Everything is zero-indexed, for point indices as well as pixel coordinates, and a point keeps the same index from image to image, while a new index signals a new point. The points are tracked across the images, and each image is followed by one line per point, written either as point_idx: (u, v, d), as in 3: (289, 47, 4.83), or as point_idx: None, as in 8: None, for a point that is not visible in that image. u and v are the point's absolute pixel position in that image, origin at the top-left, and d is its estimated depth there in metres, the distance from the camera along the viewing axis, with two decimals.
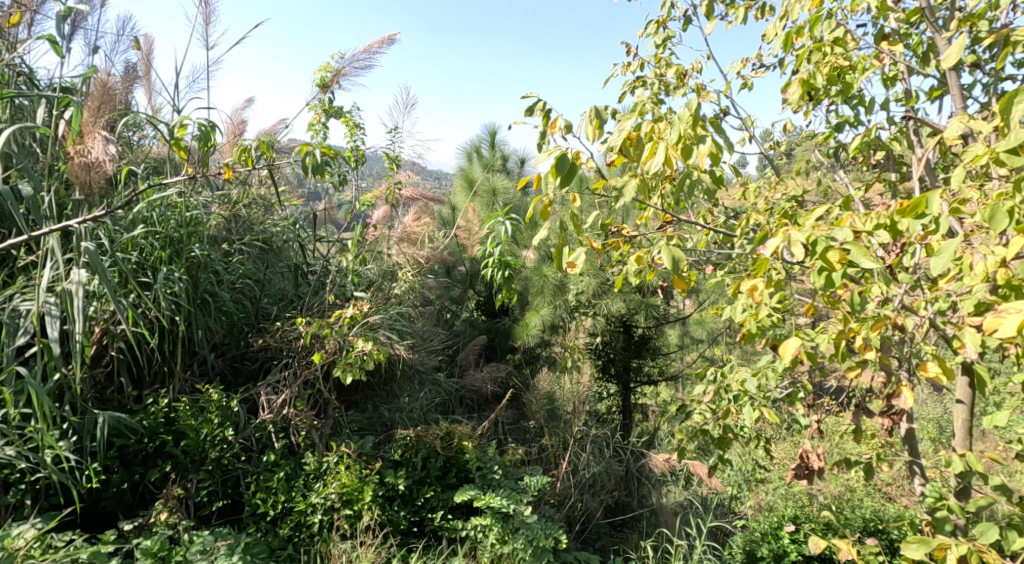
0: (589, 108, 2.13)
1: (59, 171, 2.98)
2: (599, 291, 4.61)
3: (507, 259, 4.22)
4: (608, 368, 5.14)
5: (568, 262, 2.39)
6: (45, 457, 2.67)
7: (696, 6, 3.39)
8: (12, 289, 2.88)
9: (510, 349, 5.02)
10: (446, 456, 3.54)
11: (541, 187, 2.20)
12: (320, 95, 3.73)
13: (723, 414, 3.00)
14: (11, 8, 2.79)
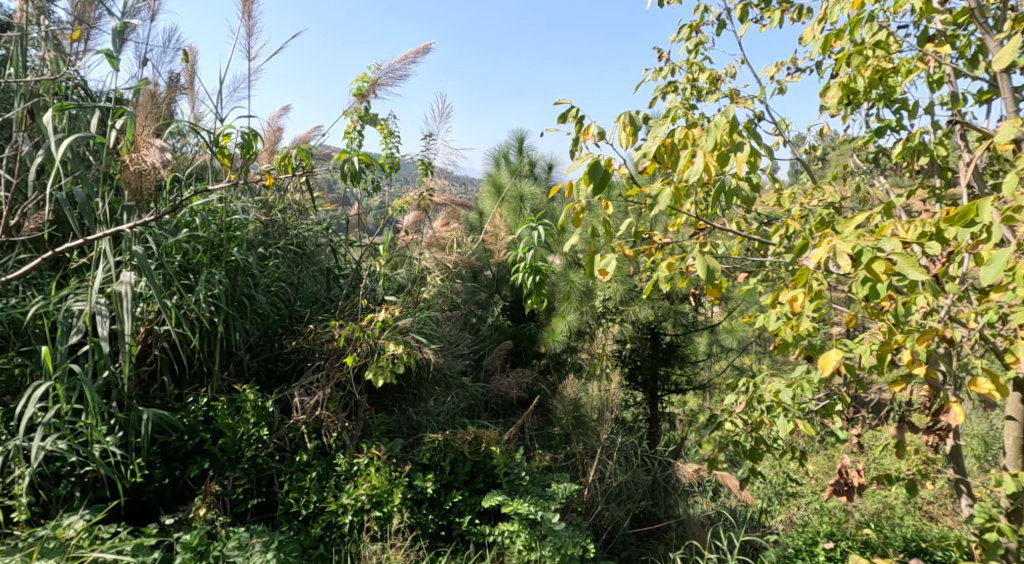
0: (622, 115, 2.18)
1: (111, 178, 3.12)
2: (626, 298, 4.61)
3: (539, 264, 4.24)
4: (635, 375, 5.15)
5: (600, 269, 2.42)
6: (94, 452, 2.79)
7: (730, 10, 3.39)
8: (66, 290, 3.02)
9: (536, 354, 5.09)
10: (474, 460, 3.60)
11: (573, 193, 2.25)
12: (356, 104, 3.84)
13: (754, 425, 2.98)
14: (72, 23, 2.95)
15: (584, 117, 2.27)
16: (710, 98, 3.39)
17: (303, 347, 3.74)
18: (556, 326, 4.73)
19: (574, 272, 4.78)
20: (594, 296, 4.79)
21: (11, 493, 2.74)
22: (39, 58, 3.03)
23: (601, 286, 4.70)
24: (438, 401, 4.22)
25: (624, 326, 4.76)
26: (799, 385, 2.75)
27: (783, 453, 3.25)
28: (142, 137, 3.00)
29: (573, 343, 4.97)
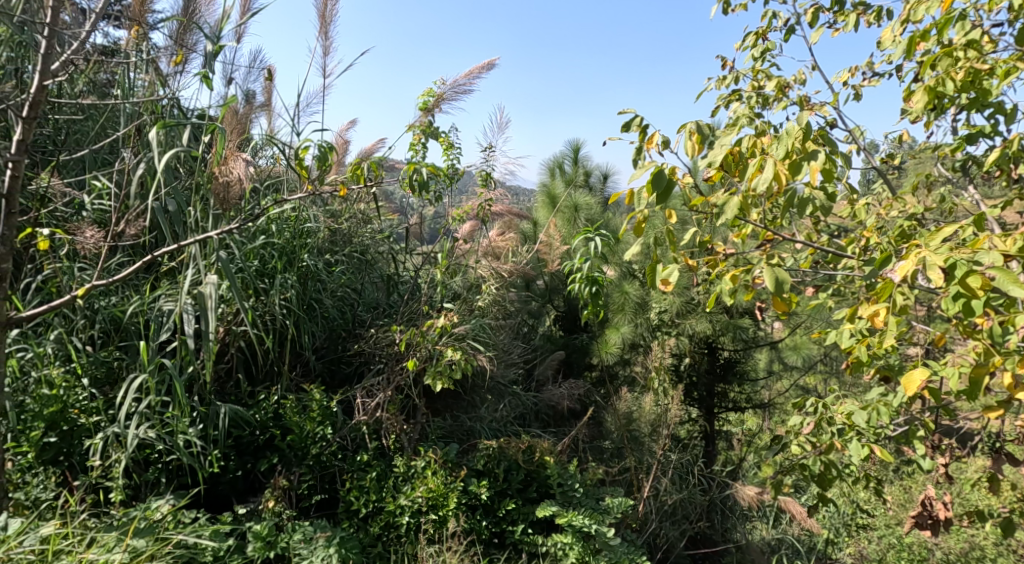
0: (687, 124, 2.26)
1: (201, 189, 3.38)
2: (684, 310, 4.64)
3: (595, 275, 4.31)
4: (691, 392, 5.10)
5: (661, 280, 2.46)
6: (180, 441, 3.00)
7: (799, 16, 3.43)
8: (158, 291, 3.27)
9: (588, 366, 5.16)
10: (528, 470, 3.69)
11: (635, 201, 2.32)
12: (421, 117, 4.02)
13: (821, 448, 2.92)
14: (174, 48, 3.31)
15: (648, 126, 2.36)
16: (776, 105, 3.40)
17: (365, 350, 3.93)
18: (611, 338, 4.76)
19: (630, 284, 4.82)
20: (650, 308, 4.82)
21: (107, 476, 2.96)
22: (142, 81, 3.36)
23: (657, 298, 4.73)
24: (491, 409, 4.28)
25: (681, 339, 4.76)
26: (874, 408, 2.69)
27: (856, 481, 3.14)
28: (231, 150, 3.25)
29: (627, 355, 4.98)
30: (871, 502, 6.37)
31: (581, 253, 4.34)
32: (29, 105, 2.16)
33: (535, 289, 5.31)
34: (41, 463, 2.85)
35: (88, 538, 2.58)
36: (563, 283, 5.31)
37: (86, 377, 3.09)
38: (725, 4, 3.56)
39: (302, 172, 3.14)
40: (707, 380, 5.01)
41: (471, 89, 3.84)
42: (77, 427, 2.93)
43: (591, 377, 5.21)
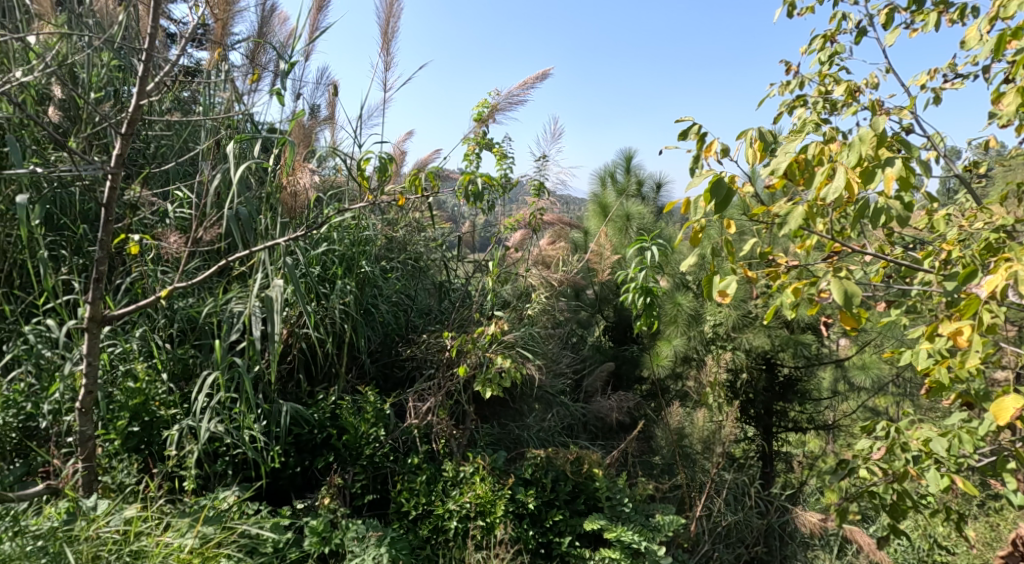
0: (748, 131, 2.24)
1: (271, 198, 3.60)
2: (740, 324, 4.62)
3: (650, 285, 4.30)
4: (748, 409, 5.08)
5: (719, 291, 2.45)
6: (247, 435, 3.17)
7: (872, 17, 3.37)
8: (230, 294, 3.48)
9: (637, 378, 5.18)
10: (576, 481, 3.73)
11: (691, 210, 2.31)
12: (476, 129, 4.16)
13: (894, 475, 2.83)
14: (249, 68, 3.56)
15: (706, 134, 2.36)
16: (844, 111, 3.36)
17: (418, 355, 4.06)
18: (662, 350, 4.76)
19: (683, 296, 4.82)
20: (703, 320, 4.80)
21: (181, 465, 3.15)
22: (221, 98, 3.63)
23: (711, 310, 4.67)
24: (539, 418, 4.36)
25: (737, 354, 4.70)
26: (955, 436, 2.60)
27: (935, 515, 2.99)
28: (299, 162, 3.48)
29: (679, 369, 5.05)
30: (950, 537, 6.07)
31: (636, 261, 4.33)
32: (127, 121, 2.38)
33: (585, 299, 5.36)
34: (124, 450, 3.07)
35: (164, 521, 2.69)
36: (613, 294, 5.35)
37: (165, 372, 3.31)
38: (790, 8, 3.53)
39: (365, 183, 3.33)
40: (766, 398, 5.02)
41: (524, 99, 3.95)
42: (155, 418, 3.15)
43: (641, 390, 5.22)
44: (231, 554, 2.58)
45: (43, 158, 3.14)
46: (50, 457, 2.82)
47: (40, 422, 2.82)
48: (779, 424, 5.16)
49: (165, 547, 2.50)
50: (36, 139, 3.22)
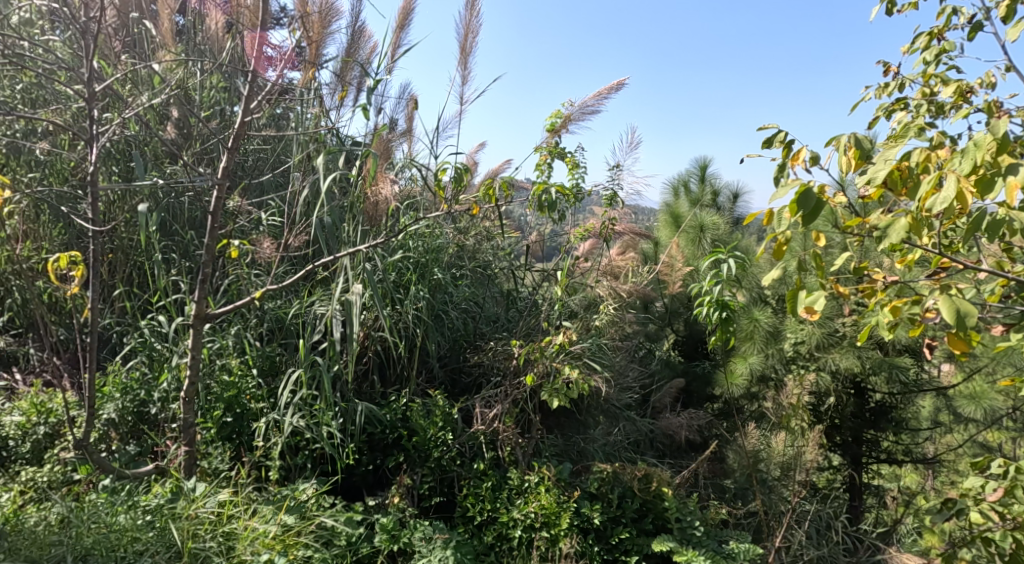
0: (840, 139, 2.11)
1: (355, 207, 3.82)
2: (825, 343, 4.58)
3: (727, 300, 4.12)
4: (835, 435, 5.01)
5: (805, 308, 2.32)
6: (324, 432, 3.29)
7: (988, 10, 2.87)
8: (314, 297, 3.70)
9: (707, 395, 5.09)
10: (644, 499, 3.55)
11: (779, 220, 2.22)
12: (548, 139, 4.26)
13: (1016, 521, 2.56)
14: (339, 86, 3.84)
15: (793, 141, 2.24)
16: (953, 116, 2.83)
17: (485, 362, 4.14)
18: (737, 368, 4.65)
19: (760, 312, 4.73)
20: (783, 338, 4.76)
21: (268, 456, 3.32)
22: (311, 114, 3.90)
23: (792, 328, 4.67)
24: (604, 432, 4.33)
25: (821, 375, 4.64)
26: None
27: None
28: (381, 173, 3.76)
29: (755, 390, 4.94)
30: None
31: (712, 275, 4.16)
32: (232, 136, 2.63)
33: (654, 312, 5.32)
34: (219, 437, 3.31)
35: (251, 507, 2.84)
36: (684, 307, 5.29)
37: (255, 368, 3.54)
38: (889, 4, 3.07)
39: (439, 192, 3.51)
40: (854, 424, 4.89)
41: (599, 109, 4.03)
42: (247, 410, 3.39)
43: (713, 408, 5.13)
44: (310, 544, 2.72)
45: (161, 171, 3.50)
46: (159, 440, 3.09)
47: (151, 408, 3.11)
48: (870, 453, 5.03)
49: (252, 531, 2.69)
50: (155, 153, 3.59)
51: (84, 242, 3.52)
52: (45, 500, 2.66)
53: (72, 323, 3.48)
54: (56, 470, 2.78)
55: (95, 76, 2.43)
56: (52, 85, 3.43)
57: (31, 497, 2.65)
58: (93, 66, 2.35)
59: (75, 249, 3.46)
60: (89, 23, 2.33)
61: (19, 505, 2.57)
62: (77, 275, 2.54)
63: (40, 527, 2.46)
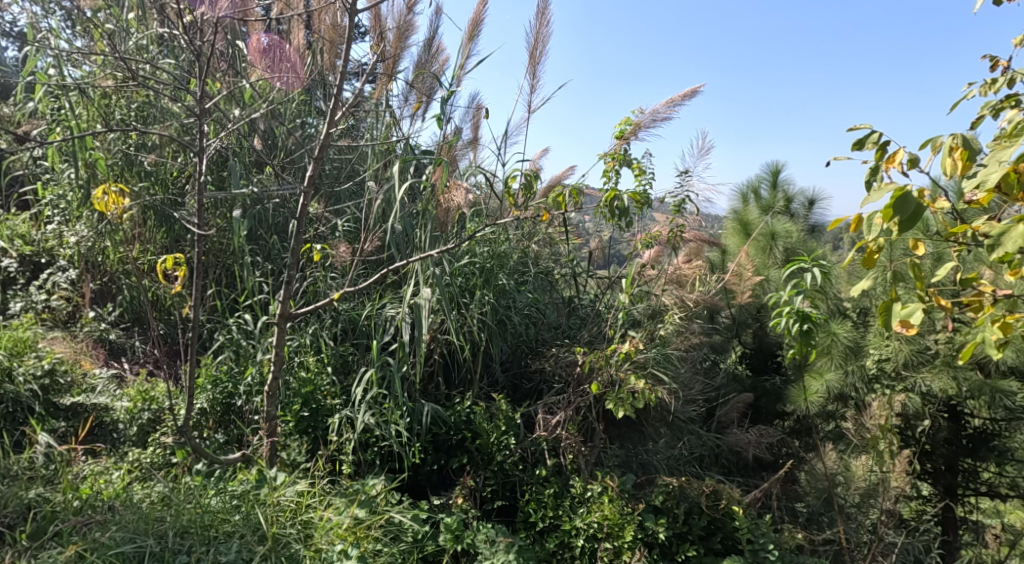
0: (941, 139, 1.99)
1: (425, 213, 3.95)
2: (915, 362, 4.48)
3: (808, 311, 3.89)
4: (926, 462, 4.84)
5: (901, 321, 2.20)
6: (393, 430, 3.36)
7: None
8: (385, 299, 3.84)
9: (778, 410, 4.92)
10: (712, 517, 3.41)
11: (872, 227, 2.10)
12: (616, 145, 4.28)
13: None
14: (413, 98, 3.99)
15: (887, 143, 2.14)
16: None
17: (546, 368, 4.14)
18: (812, 385, 4.45)
19: (839, 326, 4.52)
20: (864, 354, 4.61)
21: (341, 450, 3.44)
22: (383, 125, 4.10)
23: (875, 343, 4.52)
24: (667, 445, 4.24)
25: (911, 396, 4.54)
26: None
27: None
28: (453, 181, 3.87)
29: (831, 408, 4.77)
30: None
31: (792, 285, 3.96)
32: (319, 147, 2.86)
33: (720, 323, 5.18)
34: (296, 431, 3.46)
35: (327, 499, 2.96)
36: (752, 318, 5.14)
37: (329, 366, 3.70)
38: None
39: (510, 198, 3.59)
40: (947, 451, 4.75)
41: (670, 116, 4.03)
42: (322, 406, 3.52)
43: (785, 424, 4.96)
44: (380, 538, 2.82)
45: (250, 179, 3.75)
46: (246, 430, 3.31)
47: (237, 400, 3.34)
48: (965, 483, 4.84)
49: (327, 521, 2.82)
50: (243, 163, 3.86)
51: (182, 245, 3.81)
52: (148, 479, 2.90)
53: (171, 320, 3.78)
54: (157, 452, 3.02)
55: (206, 95, 2.71)
56: (160, 101, 3.78)
57: (137, 475, 2.90)
58: (204, 86, 2.65)
59: (175, 252, 3.75)
60: (202, 48, 2.63)
61: (128, 482, 2.81)
62: (181, 275, 2.80)
63: (145, 502, 2.68)
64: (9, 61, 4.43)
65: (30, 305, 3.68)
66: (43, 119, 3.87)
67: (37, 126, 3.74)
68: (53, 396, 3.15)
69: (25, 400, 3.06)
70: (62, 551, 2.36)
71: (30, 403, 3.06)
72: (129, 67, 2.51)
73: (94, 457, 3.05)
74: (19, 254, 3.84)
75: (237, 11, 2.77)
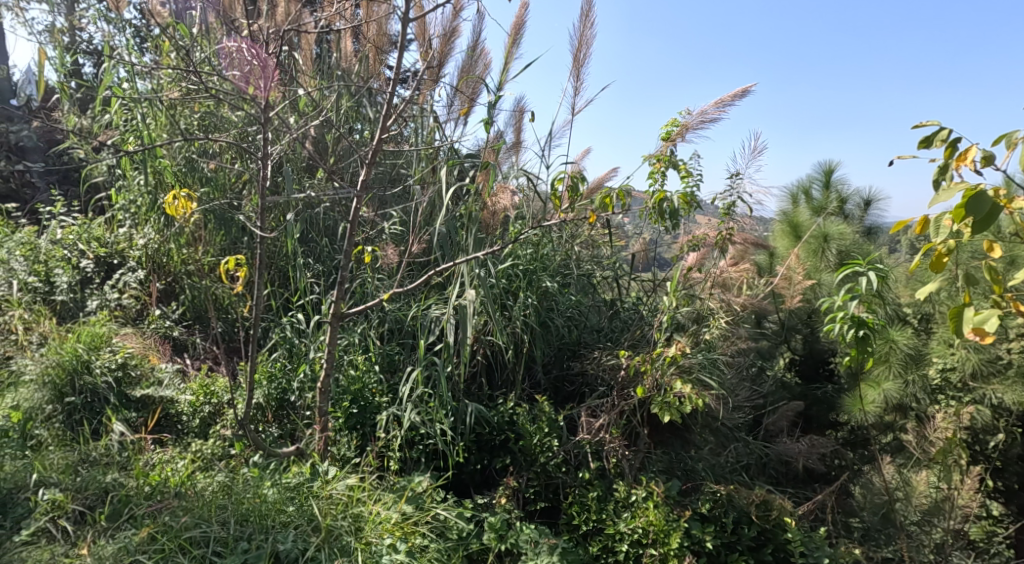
0: (1017, 136, 1.95)
1: (471, 216, 4.01)
2: (985, 373, 4.39)
3: (865, 316, 3.78)
4: (997, 480, 4.67)
5: (974, 326, 2.15)
6: (438, 428, 3.42)
7: None
8: (431, 301, 3.92)
9: (828, 419, 4.80)
10: (762, 527, 3.37)
11: (944, 228, 2.07)
12: (663, 146, 4.27)
13: None
14: (461, 103, 4.07)
15: (957, 140, 2.10)
16: None
17: (589, 371, 4.15)
18: (867, 394, 4.28)
19: (898, 334, 4.47)
20: (927, 363, 4.52)
21: (389, 447, 3.51)
22: (430, 130, 4.18)
23: (938, 351, 4.46)
24: (713, 451, 4.18)
25: (981, 408, 4.41)
26: None
27: None
28: (499, 185, 3.93)
29: (889, 419, 4.63)
30: None
31: (847, 290, 3.85)
32: (372, 152, 2.98)
33: (767, 328, 5.08)
34: (346, 427, 3.54)
35: (376, 494, 3.04)
36: (803, 323, 5.03)
37: (376, 365, 3.80)
38: None
39: (557, 201, 3.61)
40: (1019, 468, 4.57)
41: (719, 117, 4.01)
42: (370, 403, 3.60)
43: (836, 434, 4.82)
44: (427, 534, 2.89)
45: (304, 184, 3.90)
46: (299, 426, 3.44)
47: (291, 396, 3.50)
48: None
49: (377, 515, 2.89)
50: (297, 168, 4.02)
51: (239, 247, 3.98)
52: (210, 468, 3.05)
53: (230, 319, 3.96)
54: (218, 444, 3.17)
55: (271, 105, 2.84)
56: (220, 111, 3.96)
57: (200, 465, 3.04)
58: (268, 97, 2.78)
59: (232, 254, 3.91)
60: (266, 59, 2.75)
61: (192, 471, 2.96)
62: (243, 275, 3.01)
63: (208, 491, 2.82)
64: (86, 77, 4.73)
65: (105, 303, 3.88)
66: (116, 129, 4.13)
67: (111, 136, 3.98)
68: (125, 388, 3.35)
69: (101, 391, 3.27)
70: (137, 533, 2.53)
71: (105, 394, 3.27)
72: (199, 79, 2.68)
73: (161, 446, 3.22)
74: (95, 255, 4.08)
75: (295, 24, 2.90)
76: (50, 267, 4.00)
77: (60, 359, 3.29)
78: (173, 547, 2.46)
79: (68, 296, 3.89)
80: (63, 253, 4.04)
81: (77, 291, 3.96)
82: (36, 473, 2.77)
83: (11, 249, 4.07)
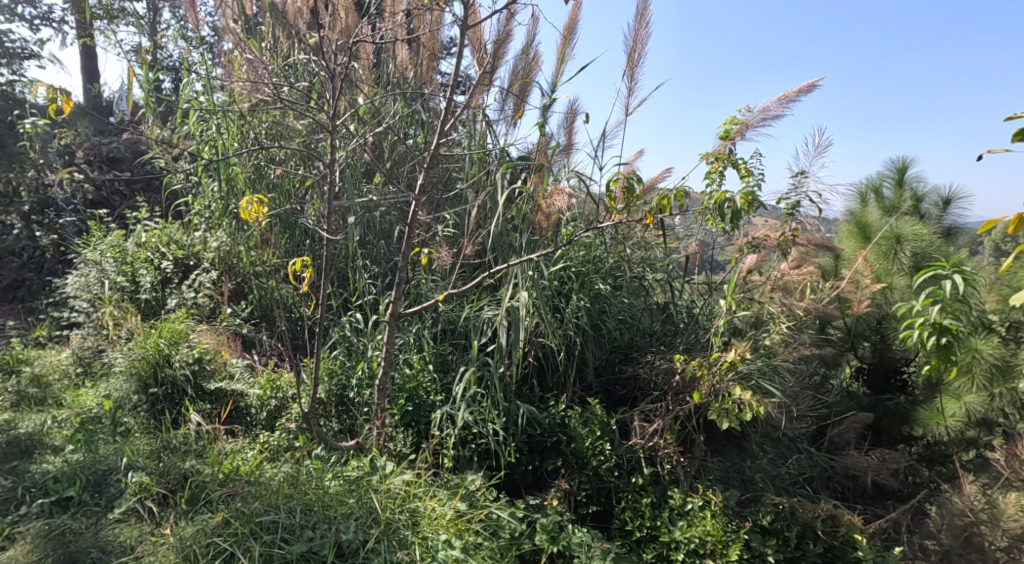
0: None
1: (526, 220, 4.06)
2: None
3: (948, 323, 3.61)
4: None
5: None
6: (490, 428, 3.48)
7: None
8: (484, 303, 3.98)
9: (894, 430, 4.62)
10: (828, 542, 3.30)
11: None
12: (722, 145, 4.23)
13: None
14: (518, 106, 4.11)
15: None
16: None
17: (641, 375, 4.13)
18: (948, 407, 4.25)
19: (981, 342, 4.33)
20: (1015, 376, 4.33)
21: (442, 446, 3.58)
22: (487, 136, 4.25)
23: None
24: (774, 462, 4.08)
25: None
26: None
27: None
28: (557, 186, 3.94)
29: (972, 435, 4.50)
30: None
31: (930, 294, 3.69)
32: (431, 157, 3.06)
33: (831, 335, 4.93)
34: (401, 424, 3.63)
35: (432, 490, 3.12)
36: (872, 330, 4.86)
37: (430, 363, 3.89)
38: None
39: (612, 202, 3.58)
40: None
41: (783, 113, 3.95)
42: (424, 401, 3.69)
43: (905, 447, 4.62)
44: (480, 532, 2.96)
45: (364, 189, 4.04)
46: (359, 423, 3.56)
47: (350, 392, 3.63)
48: None
49: (433, 512, 2.98)
50: (357, 173, 4.16)
51: (302, 250, 4.16)
52: (276, 459, 3.21)
53: (294, 318, 4.13)
54: (283, 437, 3.32)
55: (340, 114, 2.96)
56: (286, 120, 4.14)
57: (267, 456, 3.20)
58: (336, 106, 2.89)
59: (295, 256, 4.11)
60: (336, 70, 2.87)
61: (260, 461, 3.12)
62: (307, 276, 3.17)
63: (276, 480, 2.95)
64: (168, 91, 5.02)
65: (182, 301, 4.09)
66: (193, 140, 4.36)
67: (188, 145, 4.22)
68: (201, 381, 3.55)
69: (180, 384, 3.49)
70: (213, 517, 2.71)
71: (183, 386, 3.48)
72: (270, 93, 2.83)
73: (232, 437, 3.41)
74: (173, 257, 4.33)
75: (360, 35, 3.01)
76: (135, 268, 4.27)
77: (144, 354, 3.52)
78: (246, 531, 2.61)
79: (151, 295, 4.15)
80: (146, 254, 4.30)
81: (158, 290, 4.21)
82: (125, 457, 2.99)
83: (102, 251, 4.37)
